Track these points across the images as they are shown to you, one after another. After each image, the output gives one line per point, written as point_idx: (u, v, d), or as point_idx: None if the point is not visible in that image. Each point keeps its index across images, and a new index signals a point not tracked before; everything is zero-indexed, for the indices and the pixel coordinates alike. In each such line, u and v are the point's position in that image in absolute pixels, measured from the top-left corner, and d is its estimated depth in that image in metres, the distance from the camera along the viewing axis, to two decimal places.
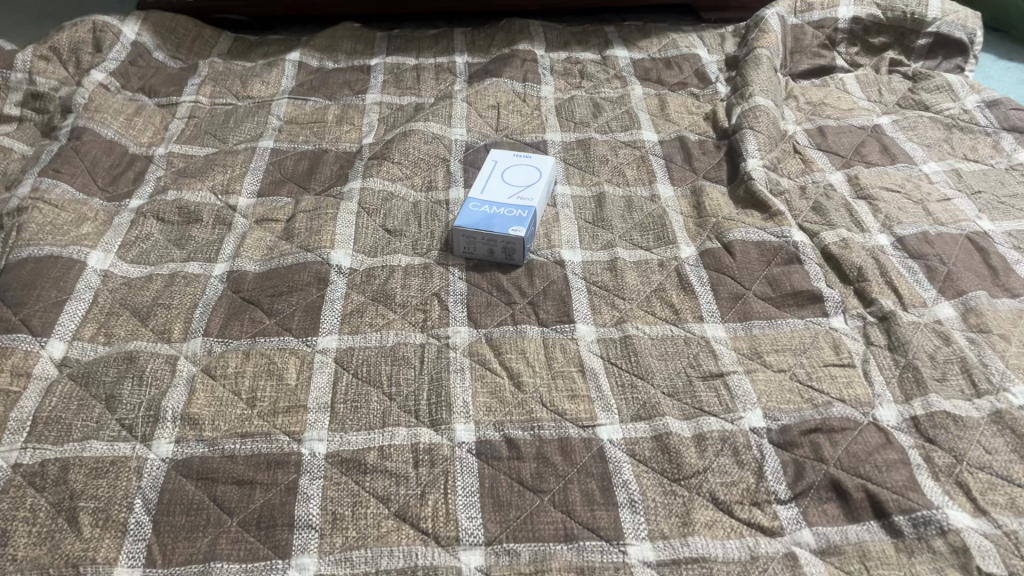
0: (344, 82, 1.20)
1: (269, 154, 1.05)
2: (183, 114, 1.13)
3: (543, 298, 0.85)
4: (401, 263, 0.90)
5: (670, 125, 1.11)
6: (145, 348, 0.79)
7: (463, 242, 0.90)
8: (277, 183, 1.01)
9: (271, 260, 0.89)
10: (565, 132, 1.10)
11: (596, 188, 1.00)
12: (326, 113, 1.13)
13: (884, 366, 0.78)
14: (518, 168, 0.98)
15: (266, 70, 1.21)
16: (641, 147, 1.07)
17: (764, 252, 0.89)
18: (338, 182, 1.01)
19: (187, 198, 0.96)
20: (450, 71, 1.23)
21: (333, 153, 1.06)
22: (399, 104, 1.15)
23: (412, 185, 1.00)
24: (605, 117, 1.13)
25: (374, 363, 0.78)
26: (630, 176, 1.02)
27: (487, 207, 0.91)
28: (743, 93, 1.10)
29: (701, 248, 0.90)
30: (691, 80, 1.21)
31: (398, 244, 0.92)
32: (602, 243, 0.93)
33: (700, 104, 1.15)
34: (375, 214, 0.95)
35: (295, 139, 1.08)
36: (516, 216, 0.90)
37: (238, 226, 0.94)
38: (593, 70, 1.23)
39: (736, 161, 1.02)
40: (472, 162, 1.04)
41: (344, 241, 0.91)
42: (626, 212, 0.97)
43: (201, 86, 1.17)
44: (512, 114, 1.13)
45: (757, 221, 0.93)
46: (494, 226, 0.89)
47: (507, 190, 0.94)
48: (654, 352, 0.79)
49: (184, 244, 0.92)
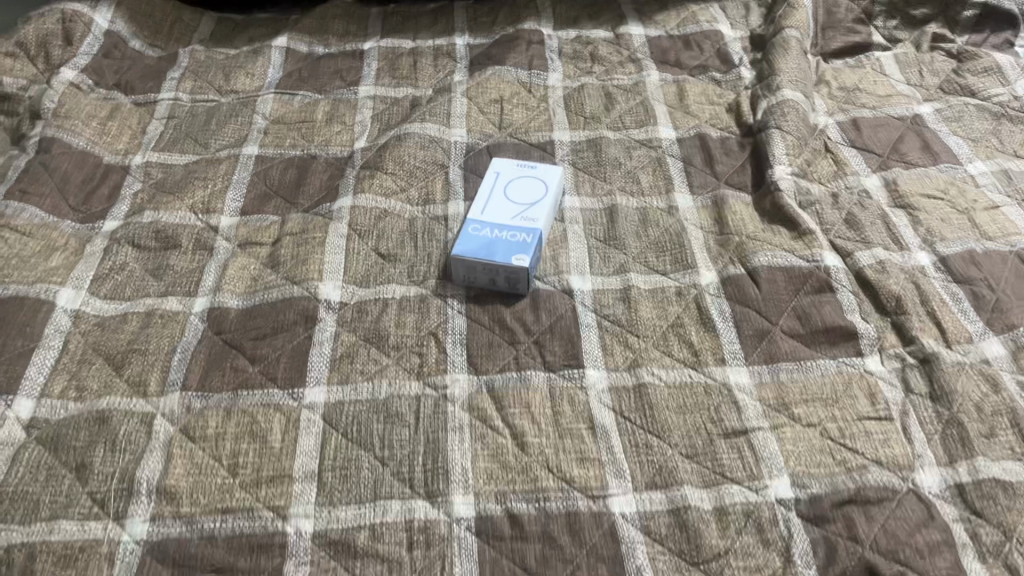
0: (335, 71, 1.11)
1: (254, 163, 0.97)
2: (162, 114, 1.05)
3: (550, 337, 0.78)
4: (396, 295, 0.83)
5: (689, 119, 1.02)
6: (119, 404, 0.73)
7: (462, 271, 0.82)
8: (262, 197, 0.93)
9: (255, 294, 0.82)
10: (574, 129, 1.01)
11: (608, 198, 0.92)
12: (315, 110, 1.04)
13: (925, 419, 0.71)
14: (523, 181, 0.90)
15: (251, 60, 1.12)
16: (657, 147, 0.98)
17: (792, 280, 0.81)
18: (327, 195, 0.93)
19: (164, 220, 0.89)
20: (449, 56, 1.13)
21: (322, 160, 0.98)
22: (394, 98, 1.06)
23: (408, 199, 0.92)
24: (618, 111, 1.04)
25: (365, 421, 0.72)
26: (645, 184, 0.94)
27: (488, 229, 0.84)
28: (769, 83, 1.01)
29: (724, 274, 0.82)
30: (712, 62, 1.10)
31: (392, 272, 0.85)
32: (614, 267, 0.85)
33: (722, 93, 1.05)
34: (367, 237, 0.87)
35: (282, 143, 1.00)
36: (520, 240, 0.83)
37: (220, 251, 0.87)
38: (605, 52, 1.13)
39: (761, 165, 0.93)
40: (474, 168, 0.96)
41: (334, 270, 0.84)
42: (640, 228, 0.89)
43: (181, 80, 1.09)
44: (517, 109, 1.04)
45: (784, 241, 0.84)
46: (495, 254, 0.81)
47: (510, 208, 0.86)
48: (671, 403, 0.73)
49: (161, 275, 0.85)
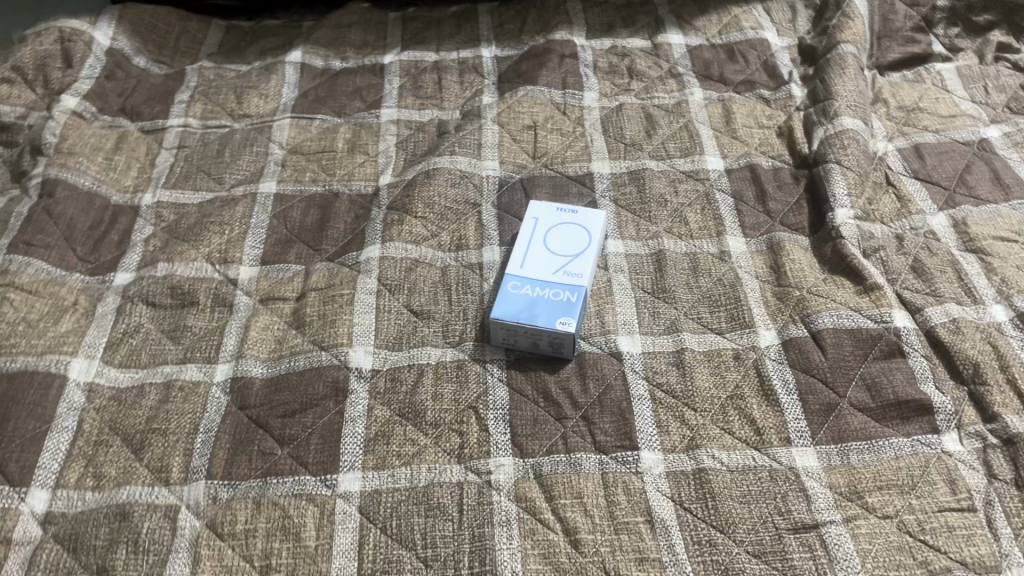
0: (354, 90, 1.04)
1: (273, 202, 0.91)
2: (171, 143, 0.98)
3: (599, 412, 0.73)
4: (431, 359, 0.77)
5: (737, 145, 0.95)
6: (141, 496, 0.68)
7: (502, 335, 0.76)
8: (282, 243, 0.87)
9: (281, 360, 0.77)
10: (613, 159, 0.94)
11: (655, 242, 0.86)
12: (335, 138, 0.98)
13: (1011, 511, 0.65)
14: (563, 228, 0.83)
15: (264, 79, 1.05)
16: (704, 180, 0.91)
17: (860, 343, 0.75)
18: (353, 241, 0.87)
19: (179, 273, 0.83)
20: (476, 71, 1.06)
21: (345, 198, 0.91)
22: (419, 122, 0.99)
23: (439, 245, 0.86)
24: (660, 136, 0.96)
25: (405, 514, 0.67)
26: (693, 224, 0.87)
27: (528, 288, 0.78)
28: (824, 107, 0.94)
29: (785, 336, 0.76)
30: (758, 76, 1.03)
31: (425, 332, 0.79)
32: (664, 324, 0.79)
33: (771, 114, 0.98)
34: (398, 292, 0.81)
35: (301, 178, 0.93)
36: (564, 300, 0.77)
37: (240, 309, 0.81)
38: (643, 66, 1.05)
39: (819, 204, 0.87)
40: (508, 208, 0.89)
41: (364, 334, 0.78)
42: (691, 278, 0.82)
43: (190, 104, 1.02)
44: (551, 135, 0.97)
45: (849, 297, 0.78)
46: (538, 317, 0.75)
47: (551, 261, 0.80)
48: (735, 492, 0.67)
49: (179, 338, 0.79)
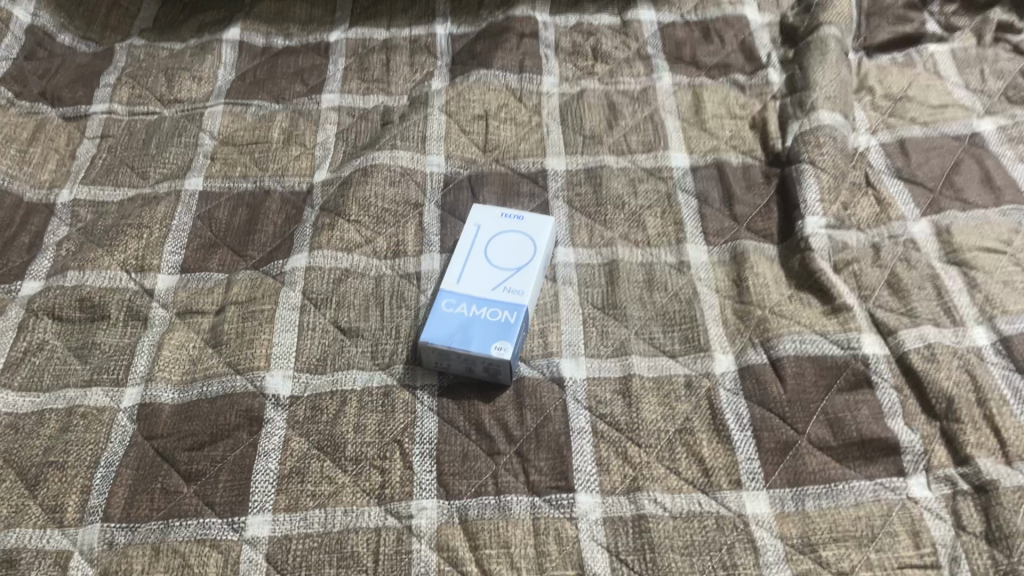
0: (295, 72, 0.96)
1: (198, 201, 0.84)
2: (94, 131, 0.90)
3: (534, 448, 0.66)
4: (357, 384, 0.71)
5: (705, 139, 0.87)
6: (30, 540, 0.62)
7: (434, 358, 0.70)
8: (205, 248, 0.80)
9: (193, 384, 0.71)
10: (570, 154, 0.86)
11: (608, 250, 0.79)
12: (271, 127, 0.90)
13: (979, 570, 0.58)
14: (507, 237, 0.76)
15: (198, 58, 0.97)
16: (667, 179, 0.84)
17: (823, 373, 0.68)
18: (281, 246, 0.80)
19: (90, 283, 0.77)
20: (428, 50, 0.97)
21: (277, 197, 0.84)
22: (363, 110, 0.92)
23: (374, 252, 0.79)
24: (622, 127, 0.88)
25: (315, 564, 0.61)
26: (652, 230, 0.80)
27: (464, 306, 0.71)
28: (801, 99, 0.86)
29: (742, 363, 0.70)
30: (734, 59, 0.94)
31: (352, 353, 0.73)
32: (613, 345, 0.72)
33: (745, 103, 0.90)
34: (325, 306, 0.75)
35: (231, 173, 0.86)
36: (502, 320, 0.70)
37: (155, 324, 0.75)
38: (609, 46, 0.97)
39: (790, 209, 0.79)
40: (452, 210, 0.82)
41: (284, 355, 0.72)
42: (645, 292, 0.75)
43: (116, 88, 0.94)
44: (504, 125, 0.89)
45: (815, 318, 0.71)
46: (472, 340, 0.69)
47: (491, 275, 0.73)
48: (677, 543, 0.61)
49: (86, 357, 0.73)
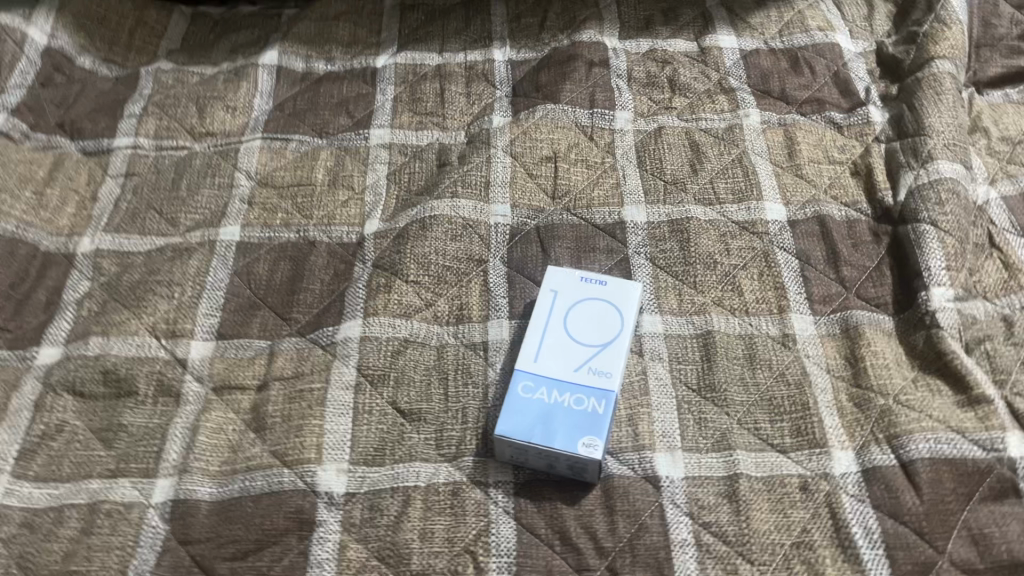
0: (339, 102, 0.87)
1: (235, 255, 0.75)
2: (118, 169, 0.81)
3: (630, 563, 0.57)
4: (421, 480, 0.62)
5: (803, 188, 0.77)
6: None
7: (510, 452, 0.61)
8: (244, 309, 0.71)
9: (234, 478, 0.62)
10: (651, 203, 0.77)
11: (701, 320, 0.69)
12: (314, 168, 0.81)
13: None
14: (588, 305, 0.67)
15: (231, 86, 0.88)
16: (762, 235, 0.74)
17: (964, 479, 0.59)
18: (329, 309, 0.71)
19: (115, 352, 0.68)
20: (485, 79, 0.88)
21: (323, 250, 0.75)
22: (416, 147, 0.82)
23: (435, 317, 0.70)
24: (708, 172, 0.79)
25: None
26: (749, 296, 0.71)
27: (544, 391, 0.62)
28: (914, 145, 0.76)
29: (866, 463, 0.61)
30: (828, 93, 0.85)
31: (414, 441, 0.64)
32: (713, 438, 0.63)
33: (844, 146, 0.80)
34: (382, 385, 0.66)
35: (271, 220, 0.77)
36: (589, 410, 0.61)
37: (189, 401, 0.66)
38: (688, 77, 0.87)
39: (907, 275, 0.70)
40: (522, 268, 0.73)
41: (337, 445, 0.63)
42: (747, 372, 0.66)
43: (142, 119, 0.84)
44: (575, 168, 0.79)
45: (949, 411, 0.62)
46: (556, 435, 0.60)
47: (573, 354, 0.64)
48: None
49: (111, 442, 0.64)
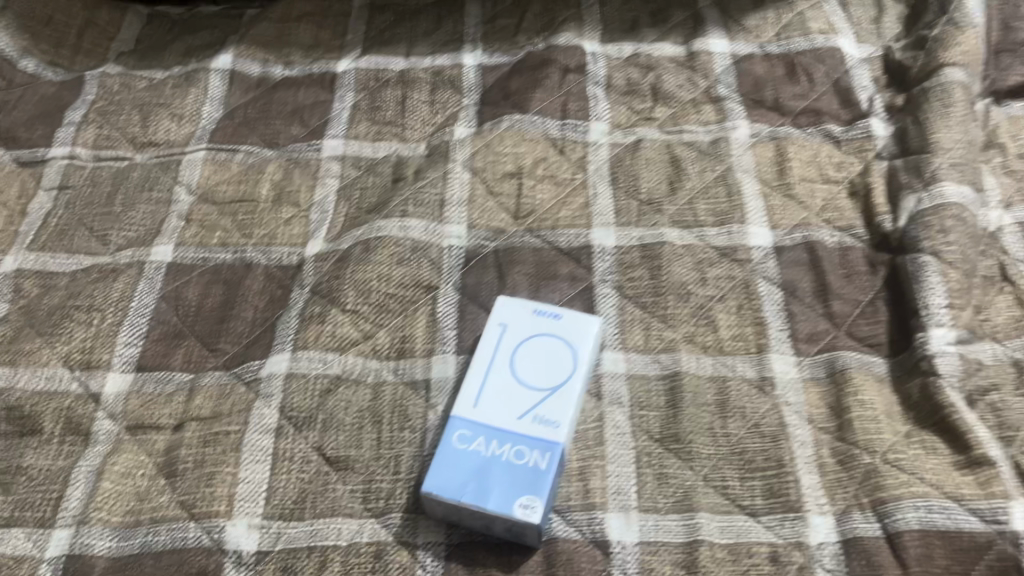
0: (293, 110, 0.80)
1: (165, 276, 0.68)
2: (51, 181, 0.76)
3: None
4: (342, 538, 0.55)
5: (792, 210, 0.69)
6: None
7: (441, 511, 0.54)
8: (169, 338, 0.65)
9: (136, 531, 0.56)
10: (622, 225, 0.70)
11: (668, 358, 0.62)
12: (260, 182, 0.75)
13: None
14: (540, 341, 0.60)
15: (180, 91, 0.82)
16: (744, 262, 0.67)
17: (960, 556, 0.51)
18: (259, 340, 0.65)
19: (23, 387, 0.62)
20: (452, 85, 0.81)
21: (260, 273, 0.69)
22: (371, 160, 0.76)
23: (374, 351, 0.63)
24: (688, 190, 0.71)
25: None
26: (724, 333, 0.63)
27: (481, 442, 0.55)
28: (918, 164, 0.68)
29: (846, 533, 0.53)
30: (827, 104, 0.76)
31: (339, 493, 0.57)
32: (674, 497, 0.56)
33: (841, 163, 0.72)
34: (308, 428, 0.59)
35: (207, 240, 0.71)
36: (530, 465, 0.54)
37: (98, 442, 0.60)
38: (672, 84, 0.79)
39: (904, 312, 0.62)
40: (474, 297, 0.66)
41: (250, 497, 0.56)
42: (716, 421, 0.59)
43: (82, 126, 0.79)
44: (542, 184, 0.72)
45: (945, 473, 0.54)
46: (491, 494, 0.53)
47: (518, 398, 0.57)
48: None
49: (8, 486, 0.58)
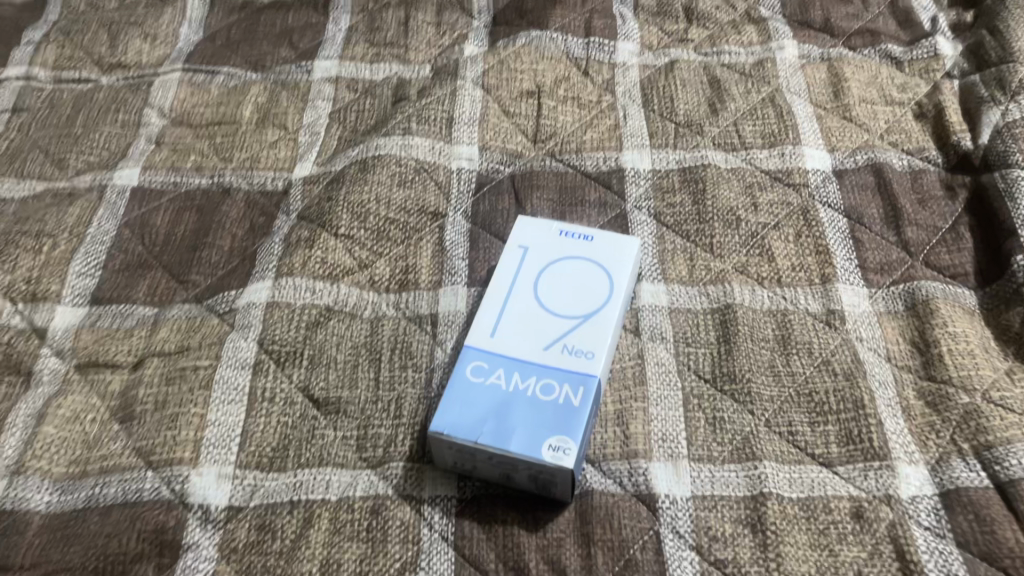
0: (281, 32, 0.71)
1: (130, 203, 0.59)
2: (4, 102, 0.66)
3: None
4: (332, 492, 0.45)
5: (852, 132, 0.61)
6: None
7: (452, 457, 0.45)
8: (131, 269, 0.56)
9: (81, 484, 0.46)
10: (658, 147, 0.61)
11: (717, 290, 0.53)
12: (241, 104, 0.66)
13: None
14: (568, 264, 0.50)
15: (154, 12, 0.73)
16: (800, 187, 0.58)
17: None
18: (236, 270, 0.55)
19: None
20: (460, 6, 0.72)
21: (240, 200, 0.59)
22: (369, 82, 0.67)
23: (371, 282, 0.54)
24: (732, 112, 0.63)
25: None
26: (782, 262, 0.54)
27: (500, 375, 0.46)
28: (998, 77, 0.59)
29: (946, 484, 0.44)
30: (883, 24, 0.68)
31: (328, 440, 0.47)
32: (733, 444, 0.46)
33: (905, 83, 0.64)
34: (292, 366, 0.50)
35: (180, 164, 0.62)
36: (560, 401, 0.44)
37: (42, 383, 0.50)
38: (708, 5, 0.71)
39: (995, 237, 0.53)
40: (488, 224, 0.57)
41: (221, 444, 0.47)
42: (778, 359, 0.50)
43: (42, 46, 0.70)
44: (564, 106, 0.63)
45: None
46: (513, 433, 0.43)
47: (544, 327, 0.48)
48: None
49: None
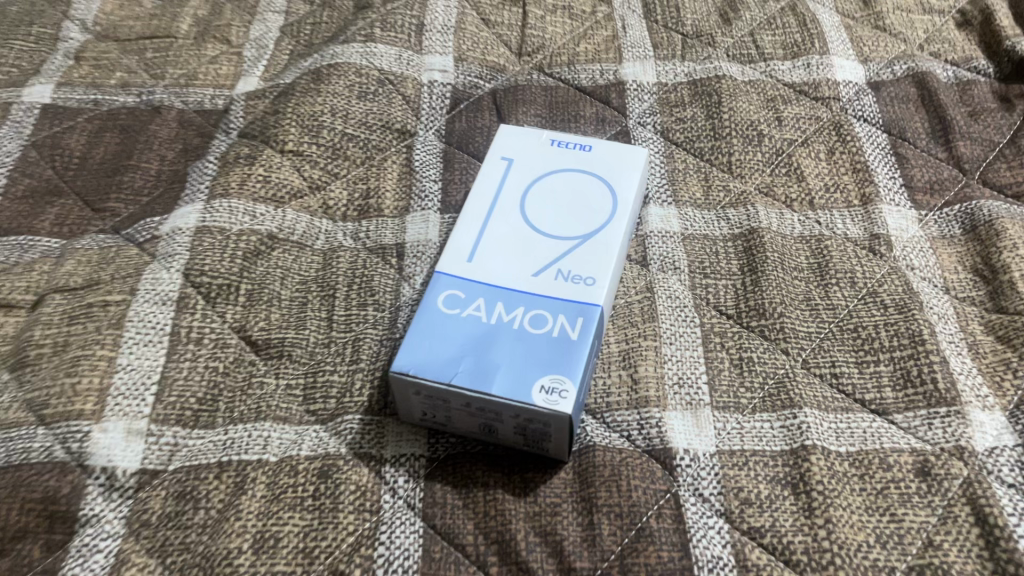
0: None
1: (40, 123, 0.50)
2: None
3: None
4: (271, 452, 0.37)
5: (886, 41, 0.52)
6: None
7: (420, 406, 0.36)
8: (36, 195, 0.46)
9: None
10: (663, 59, 0.52)
11: (739, 214, 0.44)
12: (178, 16, 0.56)
13: None
14: (561, 179, 0.42)
15: None
16: (831, 100, 0.49)
17: None
18: (163, 195, 0.46)
19: None
20: None
21: (172, 119, 0.50)
22: None
23: (326, 208, 0.45)
24: (748, 19, 0.54)
25: None
26: (814, 182, 0.46)
27: (480, 305, 0.37)
28: None
29: None
30: None
31: (268, 390, 0.38)
32: (766, 388, 0.38)
33: None
34: (226, 302, 0.41)
35: (102, 80, 0.53)
36: (554, 334, 0.36)
37: None
38: None
39: None
40: (466, 144, 0.48)
41: (132, 394, 0.37)
42: (814, 291, 0.41)
43: None
44: (553, 16, 0.55)
45: None
46: (497, 373, 0.34)
47: (533, 250, 0.39)
48: None
49: None
